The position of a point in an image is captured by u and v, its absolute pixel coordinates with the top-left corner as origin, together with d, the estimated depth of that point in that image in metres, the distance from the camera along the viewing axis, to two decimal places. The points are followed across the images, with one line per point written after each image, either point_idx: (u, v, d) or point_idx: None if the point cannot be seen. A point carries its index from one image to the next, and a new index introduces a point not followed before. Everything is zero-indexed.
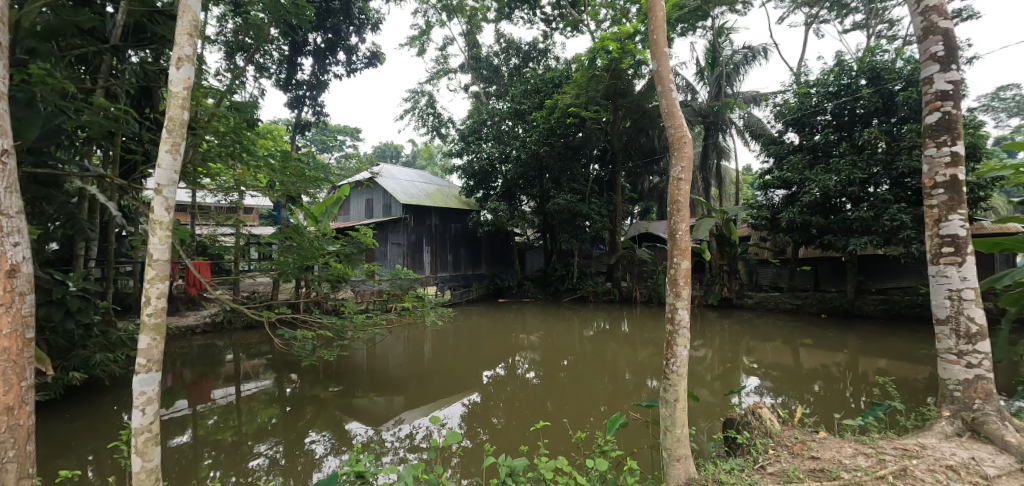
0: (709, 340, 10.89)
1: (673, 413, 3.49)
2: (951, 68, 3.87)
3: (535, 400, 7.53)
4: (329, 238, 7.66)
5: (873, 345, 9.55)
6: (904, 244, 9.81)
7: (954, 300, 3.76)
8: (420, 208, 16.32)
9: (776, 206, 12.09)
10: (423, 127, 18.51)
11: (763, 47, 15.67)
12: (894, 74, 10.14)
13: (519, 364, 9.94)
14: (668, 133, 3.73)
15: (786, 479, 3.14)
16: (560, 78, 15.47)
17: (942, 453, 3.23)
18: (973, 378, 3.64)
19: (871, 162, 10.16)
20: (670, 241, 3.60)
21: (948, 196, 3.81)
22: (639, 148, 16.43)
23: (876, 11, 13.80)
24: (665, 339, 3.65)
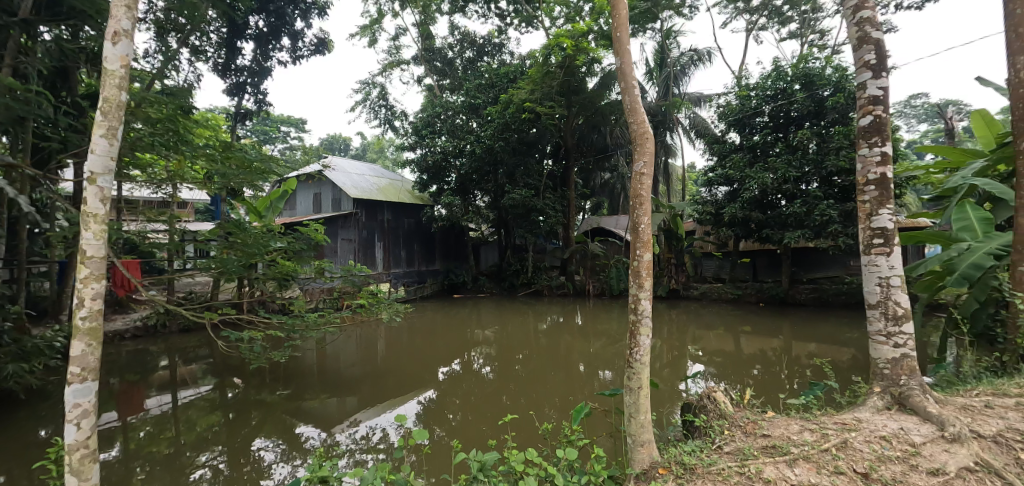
0: (659, 330, 11.34)
1: (638, 400, 3.60)
2: (882, 75, 4.23)
3: (493, 394, 7.54)
4: (278, 234, 7.28)
5: (804, 330, 10.33)
6: (832, 237, 10.65)
7: (884, 287, 4.12)
8: (372, 204, 15.91)
9: (719, 202, 12.80)
10: (374, 119, 17.98)
11: (707, 51, 16.41)
12: (824, 80, 10.94)
13: (474, 359, 9.90)
14: (631, 129, 3.83)
15: (742, 457, 3.34)
16: (515, 74, 15.48)
17: (876, 425, 3.56)
18: (900, 356, 4.02)
19: (803, 162, 10.95)
20: (633, 233, 3.69)
21: (878, 192, 4.17)
22: (592, 145, 16.78)
23: (809, 21, 14.82)
24: (628, 329, 3.75)
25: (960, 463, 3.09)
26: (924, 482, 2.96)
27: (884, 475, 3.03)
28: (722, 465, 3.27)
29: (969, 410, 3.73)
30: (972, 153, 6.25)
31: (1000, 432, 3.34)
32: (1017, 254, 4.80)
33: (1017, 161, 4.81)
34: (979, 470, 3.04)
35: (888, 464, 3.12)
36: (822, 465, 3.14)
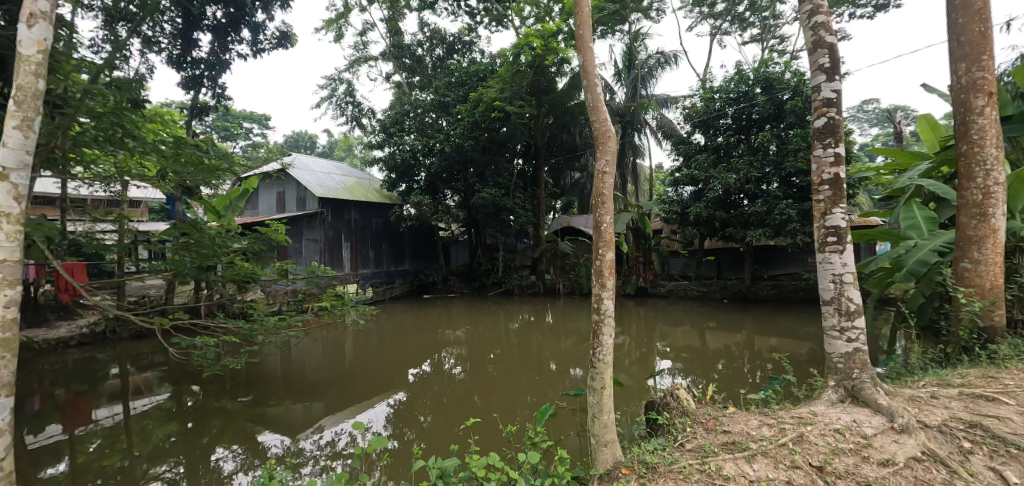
0: (627, 328, 11.48)
1: (601, 400, 3.61)
2: (835, 79, 4.36)
3: (464, 395, 7.47)
4: (236, 234, 7.00)
5: (766, 325, 10.64)
6: (791, 235, 11.01)
7: (837, 284, 4.25)
8: (339, 203, 15.56)
9: (685, 202, 13.07)
10: (341, 116, 17.58)
11: (674, 53, 16.72)
12: (784, 84, 11.29)
13: (445, 360, 9.80)
14: (594, 127, 3.82)
15: (703, 454, 3.39)
16: (485, 73, 15.42)
17: (830, 418, 3.66)
18: (852, 351, 4.15)
19: (764, 163, 11.28)
20: (596, 233, 3.69)
21: (832, 192, 4.29)
22: (561, 145, 16.85)
23: (769, 27, 15.28)
24: (592, 328, 3.75)
25: (908, 453, 3.20)
26: (875, 473, 3.06)
27: (838, 467, 3.11)
28: (684, 463, 3.30)
29: (915, 401, 3.89)
30: (918, 155, 6.55)
31: (945, 421, 3.49)
32: (959, 250, 5.04)
33: (959, 162, 5.06)
34: (925, 459, 3.16)
35: (841, 456, 3.21)
36: (779, 460, 3.21)
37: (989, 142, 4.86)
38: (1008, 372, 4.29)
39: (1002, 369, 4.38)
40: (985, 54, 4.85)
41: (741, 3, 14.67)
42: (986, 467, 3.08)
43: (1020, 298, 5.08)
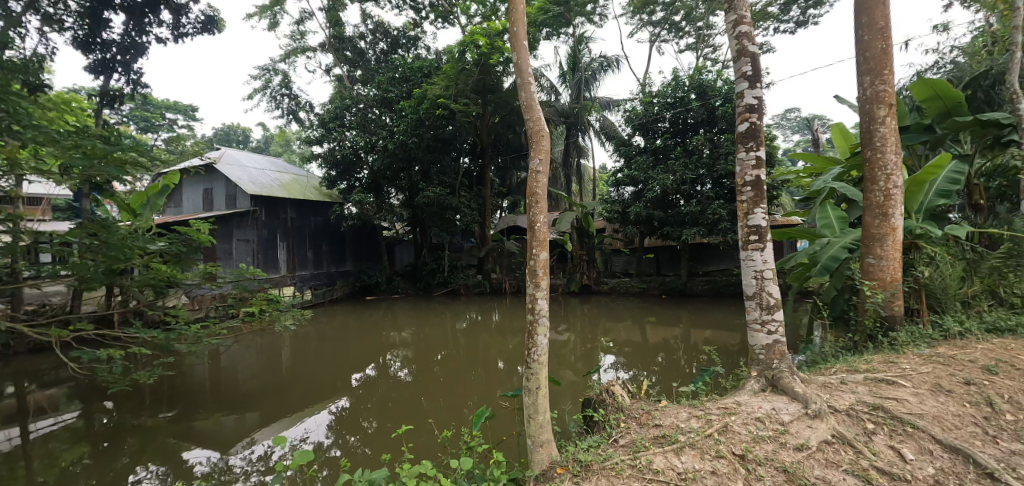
0: (572, 325, 11.69)
1: (536, 401, 3.65)
2: (757, 86, 4.59)
3: (411, 398, 7.31)
4: (153, 235, 6.49)
5: (701, 318, 11.16)
6: (723, 233, 11.61)
7: (758, 280, 4.49)
8: (273, 201, 14.84)
9: (626, 202, 13.50)
10: (276, 109, 16.76)
11: (616, 58, 17.17)
12: (715, 91, 11.88)
13: (390, 363, 9.57)
14: (528, 126, 3.83)
15: (635, 449, 3.48)
16: (430, 69, 15.19)
17: (752, 407, 3.86)
18: (772, 342, 4.40)
19: (698, 165, 11.83)
20: (530, 233, 3.71)
21: (754, 193, 4.53)
22: (507, 144, 16.87)
23: (704, 37, 16.03)
24: (527, 328, 3.77)
25: (821, 437, 3.43)
26: (791, 457, 3.25)
27: (758, 455, 3.28)
28: (616, 459, 3.38)
29: (827, 387, 4.18)
30: (833, 160, 7.08)
31: (852, 405, 3.77)
32: (864, 247, 5.49)
33: (865, 166, 5.49)
34: (835, 442, 3.40)
35: (762, 443, 3.39)
36: (706, 451, 3.35)
37: (890, 148, 5.31)
38: (905, 357, 4.71)
39: (901, 355, 4.81)
40: (887, 69, 5.30)
41: (678, 13, 15.29)
42: (886, 446, 3.36)
43: (915, 290, 5.62)
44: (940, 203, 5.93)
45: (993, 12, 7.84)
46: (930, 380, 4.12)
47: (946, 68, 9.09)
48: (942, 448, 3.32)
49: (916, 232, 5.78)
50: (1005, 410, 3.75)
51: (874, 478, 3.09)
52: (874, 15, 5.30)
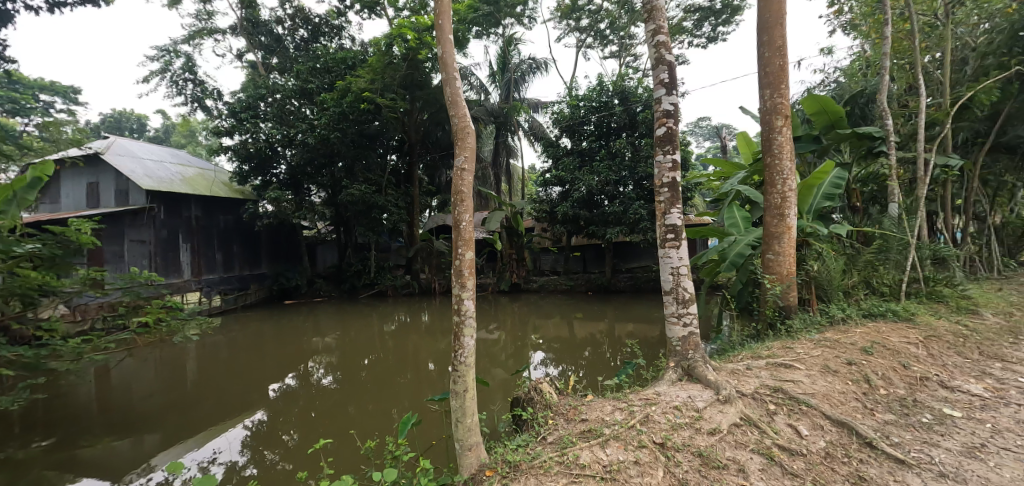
0: (502, 323, 11.75)
1: (463, 404, 3.60)
2: (673, 93, 4.85)
3: (335, 406, 6.95)
4: (20, 236, 5.60)
5: (624, 313, 11.68)
6: (644, 232, 12.23)
7: (675, 276, 4.74)
8: (174, 198, 13.57)
9: (553, 202, 13.81)
10: (178, 94, 15.26)
11: (544, 61, 17.50)
12: (637, 97, 12.48)
13: (312, 370, 9.06)
14: (453, 122, 3.75)
15: (563, 445, 3.54)
16: (355, 61, 14.57)
17: (671, 396, 4.06)
18: (688, 334, 4.66)
19: (621, 167, 12.36)
20: (455, 231, 3.65)
21: (670, 194, 4.77)
22: (436, 142, 16.48)
23: (626, 46, 16.78)
24: (453, 330, 3.70)
25: (731, 421, 3.67)
26: (706, 442, 3.46)
27: (676, 442, 3.45)
28: (544, 457, 3.41)
29: (735, 374, 4.51)
30: (738, 165, 7.68)
31: (756, 389, 4.10)
32: (766, 244, 6.00)
33: (766, 171, 6.00)
34: (743, 424, 3.66)
35: (679, 430, 3.58)
36: (629, 442, 3.47)
37: (785, 155, 5.85)
38: (800, 342, 5.21)
39: (796, 341, 5.31)
40: (784, 83, 5.82)
41: (602, 21, 15.85)
42: (786, 425, 3.68)
43: (806, 282, 6.26)
44: (827, 205, 6.64)
45: (867, 37, 8.90)
46: (820, 362, 4.57)
47: (831, 85, 10.20)
48: (831, 423, 3.70)
49: (807, 230, 6.42)
50: (879, 385, 4.27)
51: (776, 455, 3.37)
52: (773, 33, 5.80)
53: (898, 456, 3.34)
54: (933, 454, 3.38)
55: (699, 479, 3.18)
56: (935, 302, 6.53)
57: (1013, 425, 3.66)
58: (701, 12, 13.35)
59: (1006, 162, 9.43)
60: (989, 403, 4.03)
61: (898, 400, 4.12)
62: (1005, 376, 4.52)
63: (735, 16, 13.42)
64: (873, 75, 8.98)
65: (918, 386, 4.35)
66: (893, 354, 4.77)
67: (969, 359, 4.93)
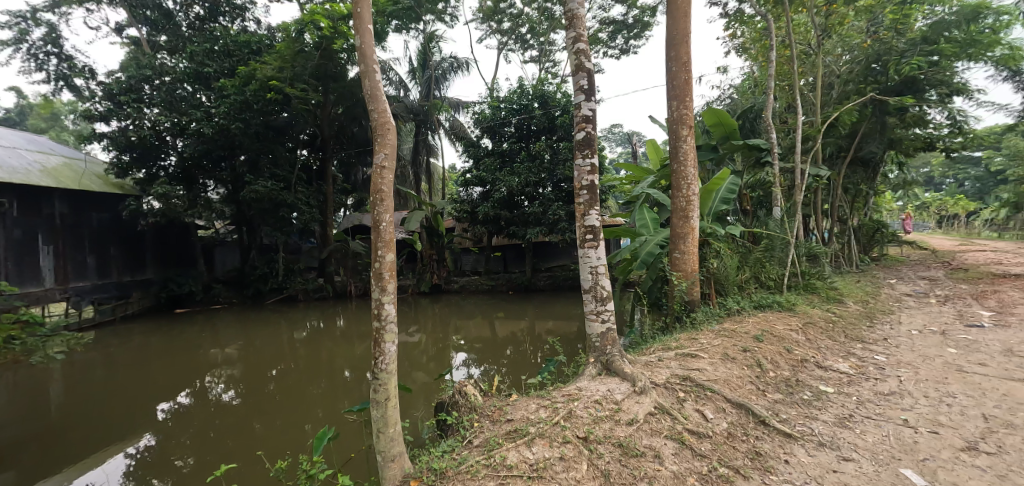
0: (422, 325, 11.53)
1: (385, 413, 3.49)
2: (592, 99, 5.06)
3: (238, 423, 6.38)
4: None
5: (543, 311, 12.00)
6: (562, 232, 12.64)
7: (594, 274, 4.95)
8: (32, 193, 11.67)
9: (474, 202, 13.81)
10: (37, 70, 13.11)
11: (465, 60, 17.44)
12: (555, 102, 12.89)
13: (210, 385, 8.24)
14: (373, 117, 3.62)
15: (489, 447, 3.56)
16: (260, 46, 13.61)
17: (591, 391, 4.24)
18: (606, 330, 4.88)
19: (541, 169, 12.68)
20: (375, 233, 3.51)
21: (589, 196, 4.97)
22: (352, 137, 15.78)
23: (546, 51, 17.23)
24: (373, 336, 3.57)
25: (646, 410, 3.91)
26: (624, 432, 3.65)
27: (598, 435, 3.61)
28: (471, 461, 3.41)
29: (648, 366, 4.81)
30: (647, 170, 8.21)
31: (667, 379, 4.40)
32: (672, 244, 6.48)
33: (673, 176, 6.47)
34: (657, 413, 3.92)
35: (600, 423, 3.74)
36: (553, 438, 3.57)
37: (689, 162, 6.35)
38: (703, 333, 5.69)
39: (699, 332, 5.80)
40: (688, 96, 6.31)
41: (523, 25, 16.14)
42: (694, 410, 3.99)
43: (707, 279, 6.86)
44: (723, 208, 7.33)
45: (755, 60, 9.97)
46: (721, 351, 5.03)
47: (726, 100, 11.27)
48: (731, 405, 4.08)
49: (708, 231, 7.04)
50: (769, 369, 4.79)
51: (686, 438, 3.64)
52: (680, 50, 6.28)
53: (786, 431, 3.77)
54: (813, 426, 3.85)
55: (620, 468, 3.34)
56: (810, 293, 7.47)
57: (872, 396, 4.29)
58: (615, 24, 14.10)
59: (862, 172, 11.03)
60: (853, 378, 4.69)
61: (784, 381, 4.65)
62: (864, 355, 5.28)
63: (645, 31, 14.33)
64: (760, 93, 10.07)
65: (799, 368, 4.94)
66: (779, 341, 5.38)
67: (837, 341, 5.70)
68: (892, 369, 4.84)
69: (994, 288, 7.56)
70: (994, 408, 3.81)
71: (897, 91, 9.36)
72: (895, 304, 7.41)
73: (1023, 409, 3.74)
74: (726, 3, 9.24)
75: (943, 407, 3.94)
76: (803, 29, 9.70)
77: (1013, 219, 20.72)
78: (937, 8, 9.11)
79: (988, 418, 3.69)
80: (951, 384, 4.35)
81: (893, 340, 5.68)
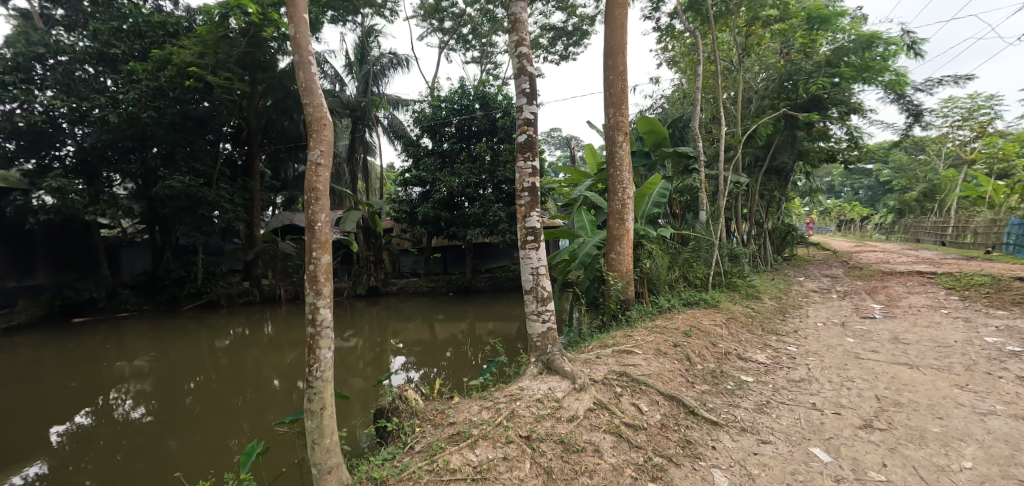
0: (358, 329, 11.15)
1: (321, 424, 3.32)
2: (533, 102, 5.14)
3: (150, 442, 5.82)
4: None
5: (484, 312, 12.03)
6: (502, 233, 12.73)
7: (535, 275, 5.04)
8: None
9: (413, 202, 13.60)
10: None
11: (405, 57, 17.12)
12: (496, 104, 13.01)
13: (117, 401, 7.45)
14: (306, 111, 3.34)
15: (432, 452, 3.53)
16: (178, 28, 12.48)
17: (533, 390, 4.31)
18: (546, 330, 4.98)
19: (481, 170, 12.73)
20: (308, 233, 3.27)
21: (530, 198, 5.05)
22: (282, 132, 15.15)
23: (487, 53, 17.32)
24: (307, 342, 3.35)
25: (586, 406, 4.05)
26: (566, 429, 3.75)
27: (540, 433, 3.68)
28: (414, 468, 3.36)
29: (587, 363, 4.98)
30: (585, 173, 8.47)
31: (605, 375, 4.58)
32: (609, 245, 6.74)
33: (610, 180, 6.73)
34: (596, 408, 4.06)
35: (542, 421, 3.82)
36: (496, 439, 3.59)
37: (625, 167, 6.64)
38: (637, 330, 5.98)
39: (634, 329, 6.08)
40: (624, 103, 6.60)
41: (465, 26, 16.09)
42: (630, 404, 4.18)
43: (640, 279, 7.21)
44: (656, 211, 7.72)
45: (684, 73, 10.61)
46: (654, 346, 5.31)
47: (658, 109, 11.90)
48: (663, 398, 4.31)
49: (642, 233, 7.38)
50: (696, 362, 5.12)
51: (623, 431, 3.81)
52: (617, 59, 6.56)
53: (712, 419, 4.05)
54: (736, 414, 4.16)
55: (562, 464, 3.42)
56: (732, 291, 8.06)
57: (785, 383, 4.71)
58: (555, 31, 14.43)
59: (776, 180, 12.06)
60: (770, 368, 5.12)
61: (710, 373, 4.99)
62: (778, 346, 5.78)
63: (584, 39, 14.78)
64: (689, 104, 10.72)
65: (723, 360, 5.32)
66: (705, 335, 5.76)
67: (755, 335, 6.19)
68: (802, 358, 5.34)
69: (884, 284, 8.55)
70: (885, 390, 4.32)
71: (805, 107, 10.37)
72: (804, 299, 8.17)
73: (907, 390, 4.27)
74: (658, 17, 9.75)
75: (844, 390, 4.41)
76: (726, 47, 10.56)
77: (897, 223, 23.50)
78: (838, 35, 10.13)
79: (880, 398, 4.18)
80: (850, 370, 4.87)
81: (802, 332, 6.26)
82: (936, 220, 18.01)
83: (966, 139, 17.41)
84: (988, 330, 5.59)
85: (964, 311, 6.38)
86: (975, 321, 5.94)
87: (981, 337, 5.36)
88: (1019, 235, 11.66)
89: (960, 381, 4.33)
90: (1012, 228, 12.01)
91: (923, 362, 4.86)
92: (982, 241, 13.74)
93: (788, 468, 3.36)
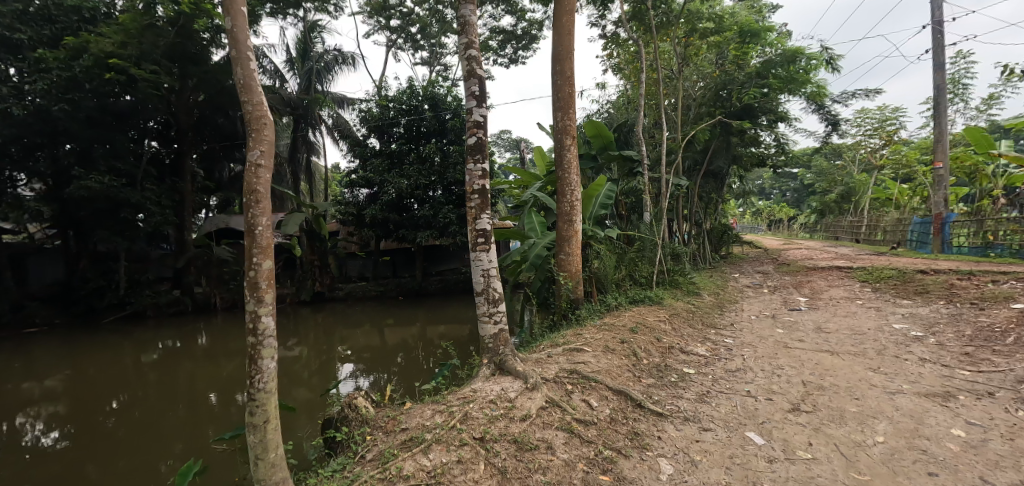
0: (303, 337, 10.72)
1: (264, 437, 3.15)
2: (482, 105, 5.14)
3: (66, 469, 5.30)
4: None
5: (435, 315, 11.96)
6: (452, 235, 12.65)
7: (486, 277, 5.04)
8: None
9: (360, 204, 13.29)
10: None
11: (351, 55, 16.71)
12: (446, 105, 13.03)
13: (25, 426, 6.75)
14: (244, 110, 3.12)
15: (384, 460, 3.47)
16: (95, 14, 11.55)
17: (486, 391, 4.33)
18: (498, 331, 4.99)
19: (431, 172, 12.62)
20: (248, 237, 3.05)
21: (480, 201, 5.05)
22: (216, 129, 14.30)
23: (436, 54, 17.20)
24: (247, 353, 3.14)
25: (539, 404, 4.11)
26: (519, 428, 3.80)
27: (493, 433, 3.70)
28: (365, 476, 3.30)
29: (539, 363, 5.06)
30: (534, 175, 8.59)
31: (557, 374, 4.68)
32: (558, 246, 6.87)
33: (559, 183, 6.87)
34: (548, 406, 4.14)
35: (495, 422, 3.84)
36: (450, 442, 3.58)
37: (572, 170, 6.81)
38: (587, 328, 6.16)
39: (584, 327, 6.24)
40: (571, 108, 6.77)
41: (413, 25, 15.88)
42: (581, 400, 4.29)
43: (589, 278, 7.42)
44: (603, 212, 7.97)
45: (628, 79, 11.06)
46: (603, 344, 5.48)
47: (604, 113, 12.26)
48: (612, 393, 4.46)
49: (589, 234, 7.60)
50: (642, 357, 5.33)
51: (574, 427, 3.91)
52: (564, 64, 6.73)
53: (658, 411, 4.24)
54: (680, 404, 4.38)
55: (515, 463, 3.45)
56: (675, 288, 8.47)
57: (723, 373, 5.01)
58: (504, 34, 14.53)
59: (713, 183, 12.76)
60: (709, 360, 5.42)
61: (655, 367, 5.21)
62: (717, 339, 6.14)
63: (532, 44, 15.01)
64: (633, 109, 11.13)
65: (667, 354, 5.57)
66: (650, 332, 6.01)
67: (695, 329, 6.54)
68: (738, 350, 5.69)
69: (808, 278, 9.27)
70: (810, 375, 4.70)
71: (739, 115, 11.12)
72: (738, 295, 8.68)
73: (829, 374, 4.67)
74: (604, 25, 10.03)
75: (775, 377, 4.75)
76: (667, 56, 11.07)
77: (819, 223, 25.47)
78: (767, 49, 10.95)
79: (806, 383, 4.53)
80: (780, 358, 5.25)
81: (738, 325, 6.67)
82: (852, 221, 19.63)
83: (876, 147, 19.13)
84: (895, 318, 6.20)
85: (876, 301, 7.04)
86: (884, 310, 6.58)
87: (889, 325, 5.93)
88: (920, 233, 12.96)
89: (873, 365, 4.77)
90: (914, 226, 13.34)
91: (842, 349, 5.31)
92: (890, 238, 15.17)
93: (727, 453, 3.58)
